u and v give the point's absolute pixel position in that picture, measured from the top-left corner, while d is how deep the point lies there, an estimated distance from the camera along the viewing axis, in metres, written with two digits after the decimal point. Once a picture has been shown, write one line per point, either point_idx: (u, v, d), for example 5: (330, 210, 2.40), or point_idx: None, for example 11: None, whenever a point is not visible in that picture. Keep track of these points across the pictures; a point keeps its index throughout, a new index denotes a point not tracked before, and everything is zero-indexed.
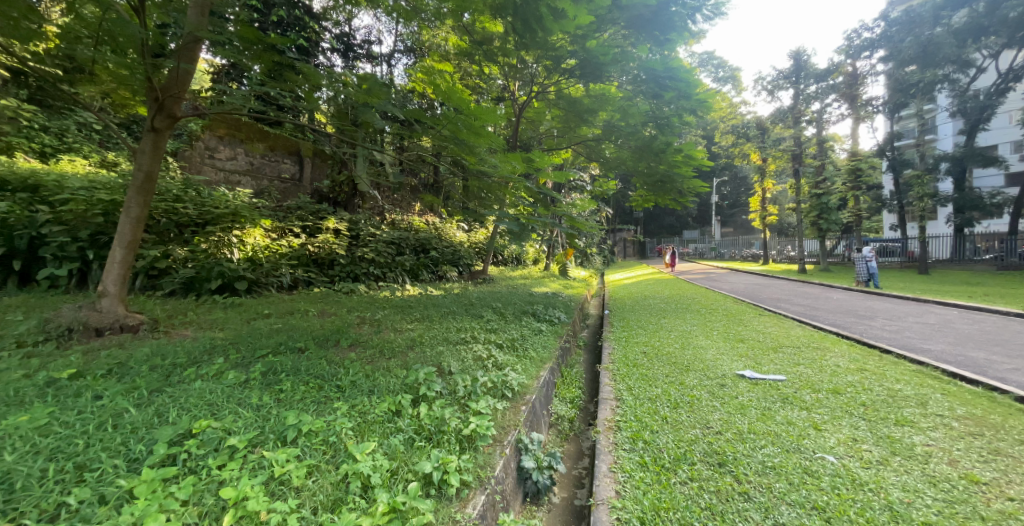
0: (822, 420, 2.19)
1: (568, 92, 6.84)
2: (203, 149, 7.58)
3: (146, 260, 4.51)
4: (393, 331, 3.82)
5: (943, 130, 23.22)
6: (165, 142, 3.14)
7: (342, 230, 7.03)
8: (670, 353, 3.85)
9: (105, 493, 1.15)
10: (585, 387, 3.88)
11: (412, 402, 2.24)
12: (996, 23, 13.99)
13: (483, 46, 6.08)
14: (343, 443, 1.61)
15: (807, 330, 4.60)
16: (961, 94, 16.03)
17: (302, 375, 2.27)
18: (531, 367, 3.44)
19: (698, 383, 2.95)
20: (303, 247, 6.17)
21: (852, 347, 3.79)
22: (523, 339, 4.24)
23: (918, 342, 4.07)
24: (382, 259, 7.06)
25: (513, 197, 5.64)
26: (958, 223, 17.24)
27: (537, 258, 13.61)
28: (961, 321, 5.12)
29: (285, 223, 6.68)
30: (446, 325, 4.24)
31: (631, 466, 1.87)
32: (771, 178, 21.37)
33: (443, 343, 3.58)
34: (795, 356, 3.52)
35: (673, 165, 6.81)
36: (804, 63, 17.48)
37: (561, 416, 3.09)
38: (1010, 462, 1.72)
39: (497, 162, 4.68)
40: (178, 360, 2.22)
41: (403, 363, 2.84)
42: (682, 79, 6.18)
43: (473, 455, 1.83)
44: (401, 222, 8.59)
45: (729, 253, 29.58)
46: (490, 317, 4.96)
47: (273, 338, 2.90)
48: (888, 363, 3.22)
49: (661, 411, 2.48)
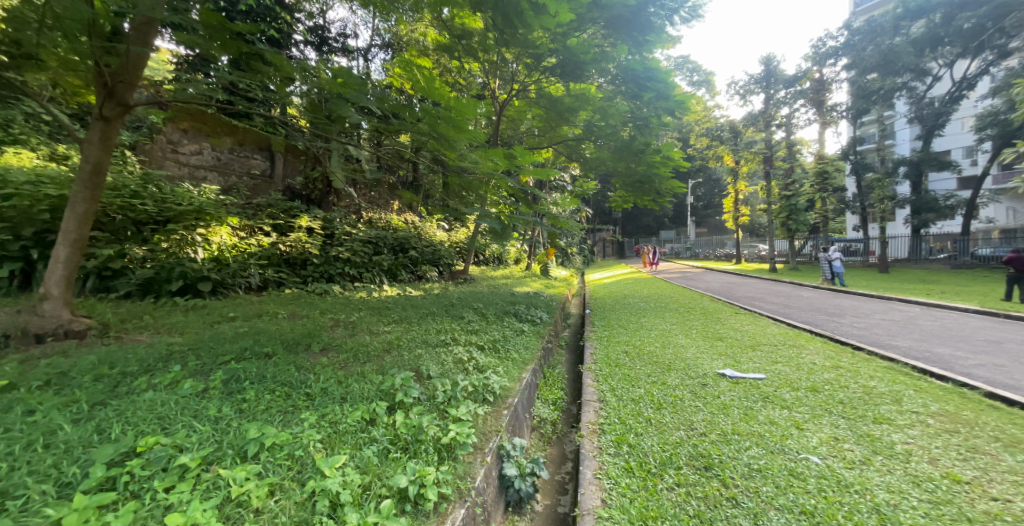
0: (804, 419, 2.19)
1: (549, 90, 6.84)
2: (165, 143, 7.18)
3: (97, 260, 4.18)
4: (369, 333, 3.68)
5: (902, 137, 24.43)
6: (116, 132, 2.93)
7: (316, 229, 6.80)
8: (651, 353, 3.84)
9: (29, 524, 1.00)
10: (567, 388, 3.82)
11: (388, 410, 2.12)
12: (951, 33, 14.94)
13: (462, 41, 5.99)
14: (310, 457, 1.48)
15: (783, 328, 4.70)
16: (917, 102, 16.91)
17: (267, 383, 2.12)
18: (513, 369, 3.37)
19: (680, 383, 2.94)
20: (273, 246, 5.91)
21: (826, 344, 3.88)
22: (505, 340, 4.17)
23: (887, 339, 4.19)
24: (358, 259, 6.83)
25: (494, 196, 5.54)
26: (915, 224, 18.19)
27: (517, 258, 13.56)
28: (925, 318, 5.33)
29: (255, 221, 6.40)
30: (425, 327, 4.12)
31: (616, 472, 1.81)
32: (744, 180, 21.98)
33: (422, 346, 3.46)
34: (773, 353, 3.56)
35: (652, 165, 6.86)
36: (774, 69, 17.87)
37: (543, 419, 3.02)
38: (989, 460, 1.75)
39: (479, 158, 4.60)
40: (128, 369, 2.03)
41: (379, 367, 2.71)
42: (661, 78, 6.26)
43: (453, 465, 1.73)
44: (379, 220, 8.38)
45: (703, 253, 30.35)
46: (471, 318, 4.86)
47: (237, 343, 2.72)
48: (862, 359, 3.29)
49: (645, 412, 2.44)
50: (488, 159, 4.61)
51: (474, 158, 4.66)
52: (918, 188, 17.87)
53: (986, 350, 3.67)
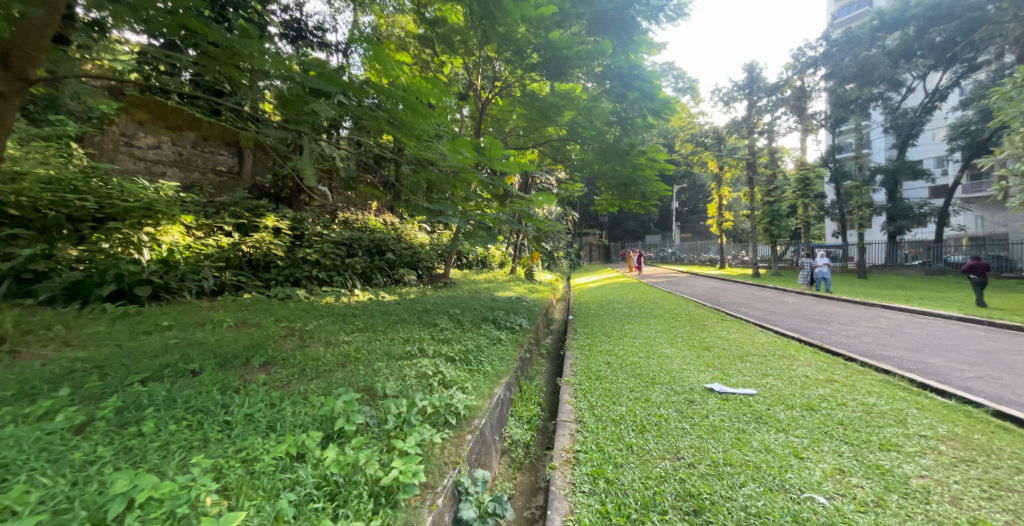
0: (803, 446, 1.93)
1: (532, 88, 6.70)
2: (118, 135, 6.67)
3: (18, 261, 3.73)
4: (325, 344, 3.34)
5: (877, 146, 25.14)
6: (14, 111, 2.55)
7: (284, 230, 6.40)
8: (635, 364, 3.58)
9: None
10: (544, 404, 3.53)
11: (323, 441, 1.81)
12: (924, 46, 15.42)
13: (442, 36, 5.74)
14: (195, 517, 1.16)
15: (770, 336, 4.51)
16: (893, 112, 17.35)
17: (175, 409, 1.82)
18: (484, 384, 3.07)
19: (665, 400, 2.68)
20: (233, 247, 5.51)
21: (816, 354, 3.68)
22: (479, 350, 3.85)
23: (878, 348, 4.00)
24: (328, 261, 6.43)
25: (469, 196, 5.22)
26: (892, 231, 18.56)
27: (501, 261, 13.28)
28: (912, 326, 5.21)
29: (215, 220, 5.98)
30: (391, 336, 3.79)
31: (590, 518, 1.51)
32: (727, 186, 22.17)
33: (384, 358, 3.14)
34: (762, 365, 3.33)
35: (637, 167, 6.58)
36: (757, 77, 18.07)
37: (515, 441, 2.73)
38: (1017, 499, 1.51)
39: (449, 152, 4.44)
40: (2, 396, 1.73)
41: (324, 387, 2.39)
42: (646, 77, 6.10)
43: (390, 516, 1.42)
44: (355, 221, 8.05)
45: (688, 258, 30.56)
46: (445, 325, 4.54)
47: (159, 359, 2.40)
48: (856, 372, 3.08)
49: (626, 437, 2.16)
50: (458, 152, 4.40)
51: (446, 154, 4.40)
52: (893, 196, 18.39)
53: (982, 361, 3.48)
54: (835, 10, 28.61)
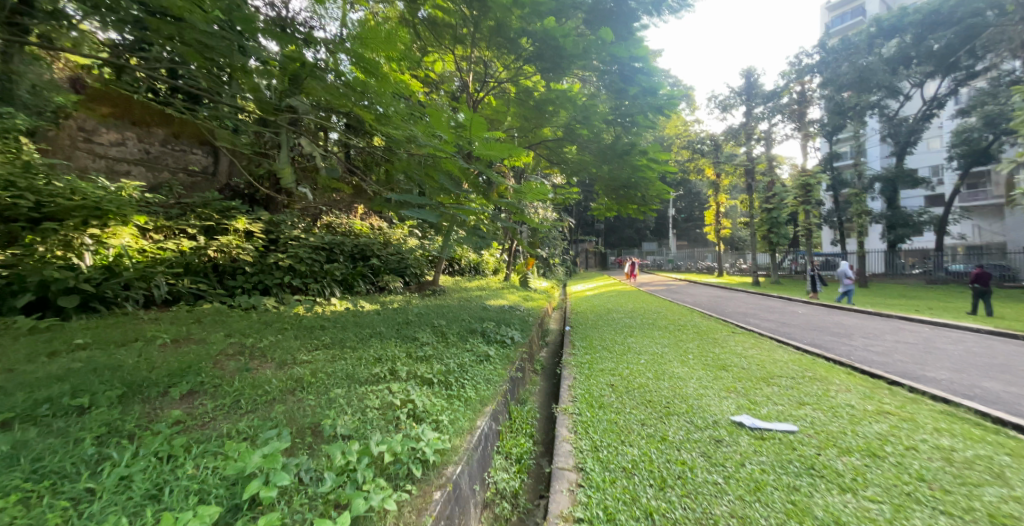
0: (886, 519, 1.43)
1: (526, 83, 6.20)
2: (76, 130, 6.10)
3: None
4: (277, 367, 2.82)
5: (872, 154, 25.07)
6: None
7: (256, 233, 5.86)
8: (643, 387, 3.07)
9: None
10: (537, 435, 3.02)
11: (226, 520, 1.28)
12: (921, 53, 15.25)
13: (427, 24, 5.25)
14: None
15: (791, 352, 4.02)
16: (890, 120, 17.20)
17: (14, 474, 1.29)
18: (464, 415, 2.54)
19: (685, 438, 2.17)
20: (195, 251, 4.98)
21: (851, 376, 3.19)
22: (462, 370, 3.32)
23: (917, 369, 3.51)
24: (304, 267, 5.92)
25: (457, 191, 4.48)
26: (891, 240, 18.34)
27: (495, 268, 12.77)
28: (942, 341, 4.74)
29: (177, 222, 5.46)
30: (360, 354, 3.25)
31: None
32: (725, 193, 21.84)
33: (344, 385, 2.62)
34: (793, 390, 2.84)
35: (638, 169, 6.09)
36: (754, 83, 17.94)
37: (500, 491, 2.22)
38: None
39: (425, 139, 3.78)
40: None
41: (256, 429, 1.86)
42: (648, 71, 5.70)
43: None
44: (338, 225, 7.55)
45: (685, 265, 30.22)
46: (425, 339, 4.01)
47: (40, 391, 1.88)
48: (907, 401, 2.60)
49: (642, 498, 1.66)
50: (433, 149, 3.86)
51: (420, 142, 3.84)
52: (892, 204, 18.19)
53: None
54: (828, 20, 28.68)
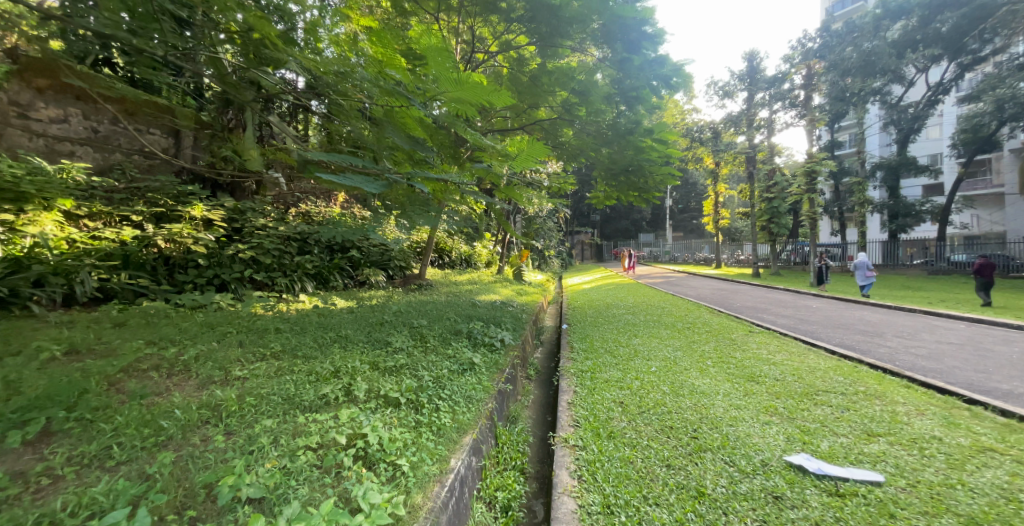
0: None
1: (519, 55, 5.56)
2: (7, 103, 5.30)
3: None
4: (197, 388, 2.21)
5: (874, 142, 24.68)
6: None
7: (216, 222, 5.19)
8: (660, 407, 2.49)
9: None
10: (530, 467, 2.44)
11: None
12: (928, 36, 14.38)
13: None
14: None
15: (826, 358, 3.45)
16: (892, 107, 16.55)
17: None
18: (433, 452, 1.94)
19: (730, 495, 1.58)
20: (136, 241, 4.32)
21: (913, 391, 2.62)
22: (439, 385, 2.72)
23: (987, 380, 2.93)
24: (269, 258, 5.26)
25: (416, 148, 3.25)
26: (892, 230, 17.88)
27: (489, 261, 12.17)
28: (991, 341, 4.17)
29: (120, 207, 4.79)
30: (312, 368, 2.64)
31: None
32: (724, 182, 21.29)
33: (279, 413, 2.01)
34: (851, 413, 2.26)
35: (642, 150, 5.38)
36: (756, 68, 17.31)
37: None
38: None
39: (370, 78, 2.88)
40: None
41: (107, 502, 1.25)
42: (656, 38, 5.01)
43: None
44: (315, 214, 6.91)
45: (682, 257, 29.68)
46: (399, 344, 3.41)
47: None
48: (1007, 431, 2.02)
49: None
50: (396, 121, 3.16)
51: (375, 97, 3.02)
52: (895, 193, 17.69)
53: None
54: (829, 5, 28.08)
